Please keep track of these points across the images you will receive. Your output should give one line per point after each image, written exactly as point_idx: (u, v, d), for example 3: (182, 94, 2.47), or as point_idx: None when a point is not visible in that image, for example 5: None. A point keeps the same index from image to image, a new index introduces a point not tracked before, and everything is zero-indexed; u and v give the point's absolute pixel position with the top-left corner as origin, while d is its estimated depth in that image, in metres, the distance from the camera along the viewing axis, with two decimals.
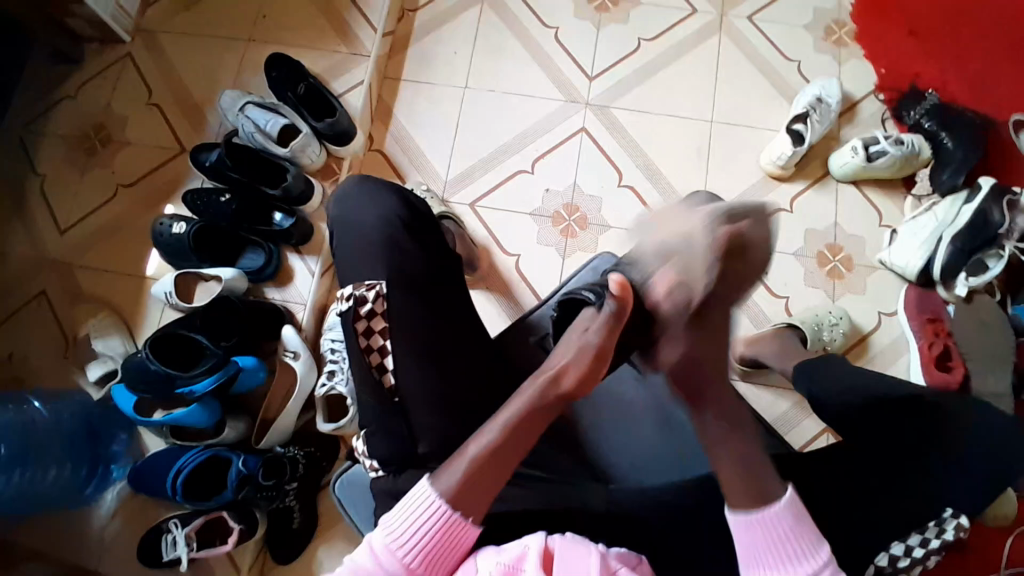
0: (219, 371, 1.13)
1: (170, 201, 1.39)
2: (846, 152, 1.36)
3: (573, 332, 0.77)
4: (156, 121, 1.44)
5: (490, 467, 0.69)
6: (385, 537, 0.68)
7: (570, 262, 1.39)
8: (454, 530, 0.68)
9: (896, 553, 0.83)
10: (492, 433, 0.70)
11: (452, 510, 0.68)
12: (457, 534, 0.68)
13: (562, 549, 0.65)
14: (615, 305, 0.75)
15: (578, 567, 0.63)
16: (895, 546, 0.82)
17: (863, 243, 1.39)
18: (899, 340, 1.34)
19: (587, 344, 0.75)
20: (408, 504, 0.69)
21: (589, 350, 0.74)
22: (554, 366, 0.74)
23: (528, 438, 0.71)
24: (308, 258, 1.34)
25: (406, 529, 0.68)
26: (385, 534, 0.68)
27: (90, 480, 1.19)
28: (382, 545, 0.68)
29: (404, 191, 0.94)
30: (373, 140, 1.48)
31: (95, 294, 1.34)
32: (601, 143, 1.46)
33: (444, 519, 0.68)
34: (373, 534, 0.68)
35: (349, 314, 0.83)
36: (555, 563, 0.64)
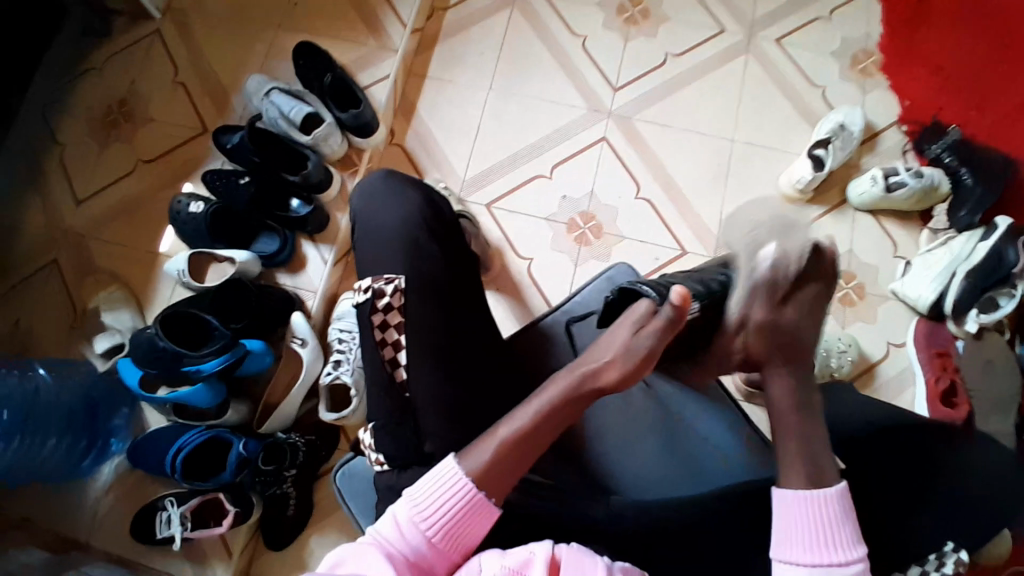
0: (227, 353, 1.13)
1: (189, 179, 1.39)
2: (866, 182, 1.37)
3: (624, 328, 0.74)
4: (180, 100, 1.45)
5: (521, 448, 0.71)
6: (410, 508, 0.69)
7: (582, 270, 1.39)
8: (475, 510, 0.69)
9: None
10: (524, 416, 0.71)
11: (476, 488, 0.69)
12: (478, 513, 0.69)
13: (568, 559, 0.66)
14: (673, 313, 0.71)
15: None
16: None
17: (875, 273, 1.39)
18: (906, 372, 1.34)
19: (636, 346, 0.72)
20: (434, 479, 0.70)
21: (637, 353, 0.72)
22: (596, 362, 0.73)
23: (559, 423, 0.72)
24: (322, 247, 1.35)
25: (431, 504, 0.69)
26: (410, 506, 0.69)
27: (88, 453, 1.19)
28: (408, 518, 0.69)
29: (427, 189, 0.95)
30: (394, 135, 1.48)
31: (108, 268, 1.34)
32: (621, 154, 1.46)
33: (468, 497, 0.69)
34: (398, 505, 0.70)
35: (367, 306, 0.85)
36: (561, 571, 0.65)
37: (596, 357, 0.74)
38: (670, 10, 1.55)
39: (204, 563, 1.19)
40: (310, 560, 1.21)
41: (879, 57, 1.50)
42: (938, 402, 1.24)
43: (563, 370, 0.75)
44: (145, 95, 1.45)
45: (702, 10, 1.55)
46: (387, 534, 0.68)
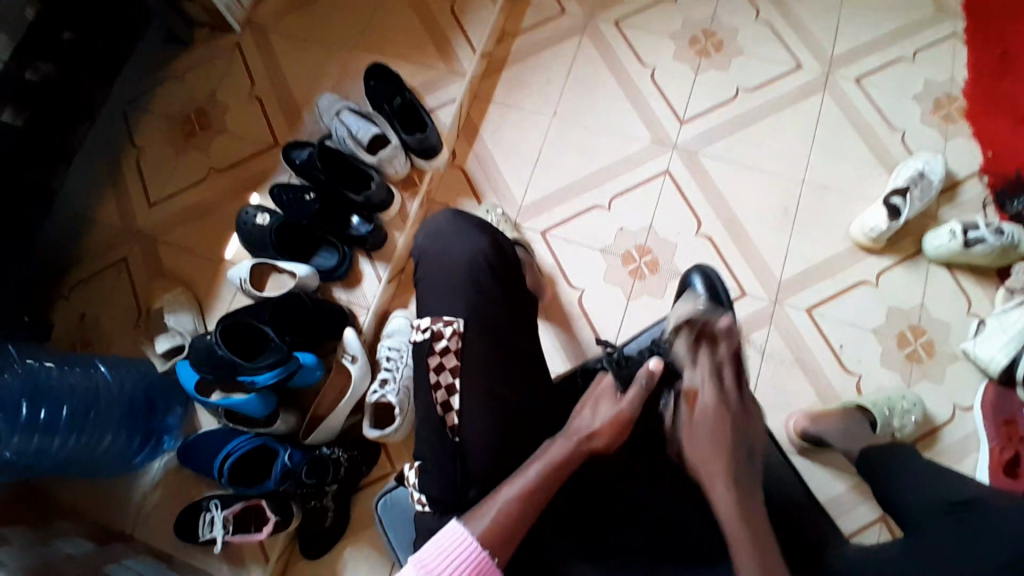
0: (281, 366, 1.15)
1: (257, 190, 1.44)
2: (943, 233, 1.29)
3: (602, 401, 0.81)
4: (254, 113, 1.50)
5: (529, 502, 0.74)
6: (415, 568, 0.70)
7: (634, 305, 1.37)
8: (480, 568, 0.71)
9: None
10: (533, 470, 0.76)
11: (481, 547, 0.71)
12: (483, 571, 0.71)
13: None
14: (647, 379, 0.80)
15: None
16: None
17: (947, 330, 1.31)
18: (970, 438, 1.25)
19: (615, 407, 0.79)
20: (441, 537, 0.72)
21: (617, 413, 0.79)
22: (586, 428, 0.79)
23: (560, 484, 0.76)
24: (378, 264, 1.37)
25: (439, 562, 0.71)
26: (416, 565, 0.70)
27: (142, 450, 1.24)
28: (413, 575, 0.70)
29: (490, 228, 0.95)
30: (456, 157, 1.50)
31: (174, 271, 1.40)
32: (683, 190, 1.43)
33: (473, 554, 0.71)
34: (404, 566, 0.71)
35: (424, 347, 0.85)
36: None
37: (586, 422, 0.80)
38: (745, 43, 1.51)
39: (240, 565, 1.21)
40: (343, 572, 1.23)
41: (962, 104, 1.43)
42: (1001, 472, 1.19)
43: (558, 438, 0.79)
44: (222, 107, 1.51)
45: (778, 45, 1.51)
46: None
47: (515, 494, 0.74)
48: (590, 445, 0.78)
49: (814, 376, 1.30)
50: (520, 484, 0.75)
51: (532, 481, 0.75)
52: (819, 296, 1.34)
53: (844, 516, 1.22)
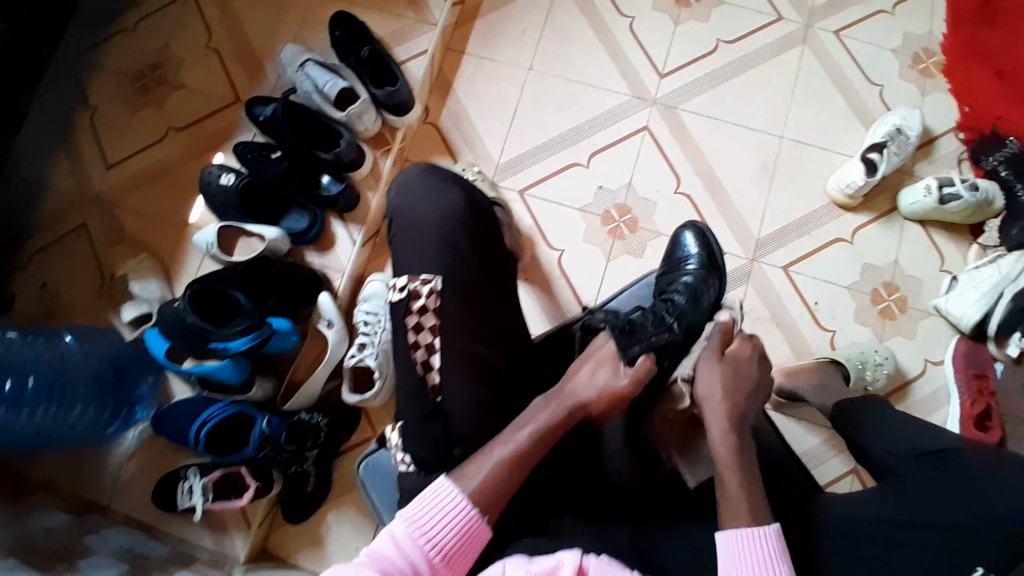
0: (254, 333, 1.12)
1: (221, 149, 1.37)
2: (919, 190, 1.30)
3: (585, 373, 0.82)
4: (214, 67, 1.41)
5: (516, 464, 0.74)
6: (406, 526, 0.71)
7: (613, 265, 1.36)
8: (471, 526, 0.72)
9: None
10: (522, 432, 0.76)
11: (471, 506, 0.72)
12: (474, 529, 0.72)
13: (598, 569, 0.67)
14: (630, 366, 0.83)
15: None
16: None
17: (919, 286, 1.33)
18: (940, 391, 1.29)
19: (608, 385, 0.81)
20: (432, 496, 0.73)
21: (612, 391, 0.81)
22: (579, 396, 0.79)
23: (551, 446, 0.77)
24: (351, 226, 1.32)
25: (430, 521, 0.71)
26: (407, 523, 0.71)
27: (114, 421, 1.20)
28: (404, 534, 0.70)
29: (468, 188, 0.92)
30: (429, 113, 1.44)
31: (137, 236, 1.34)
32: (663, 147, 1.41)
33: (463, 512, 0.72)
34: (394, 524, 0.71)
35: (401, 307, 0.83)
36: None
37: (578, 392, 0.80)
38: None
39: (223, 533, 1.21)
40: (328, 534, 1.24)
41: (941, 58, 1.42)
42: (972, 425, 1.20)
43: (547, 399, 0.80)
44: (178, 60, 1.42)
45: None
46: (385, 551, 0.69)
47: (504, 455, 0.74)
48: (584, 411, 0.80)
49: (790, 333, 1.32)
50: (510, 446, 0.75)
51: (524, 445, 0.75)
52: (795, 254, 1.35)
53: (817, 467, 1.26)
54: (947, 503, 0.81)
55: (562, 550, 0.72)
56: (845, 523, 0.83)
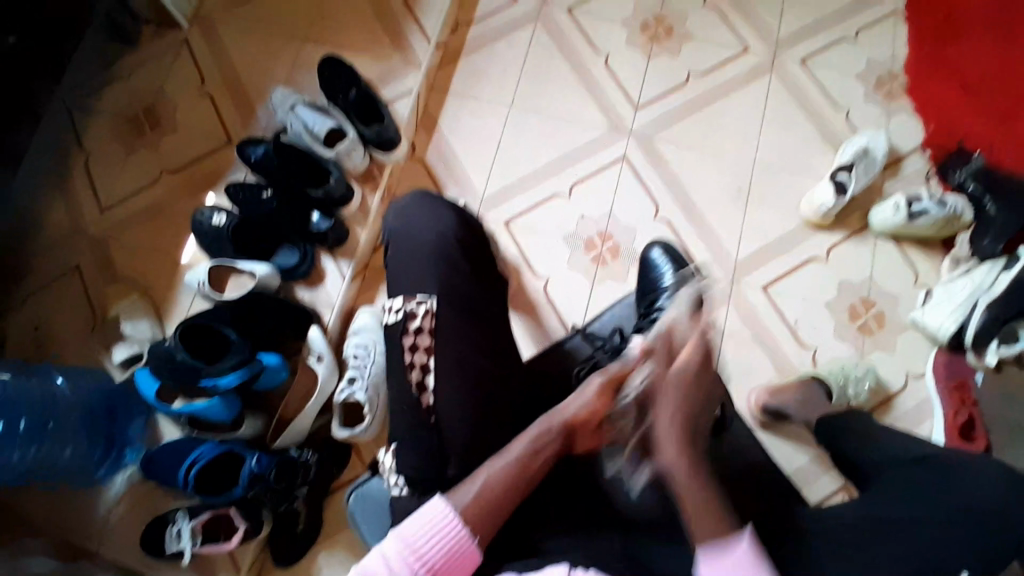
0: (244, 368, 1.14)
1: (211, 189, 1.40)
2: (888, 208, 1.35)
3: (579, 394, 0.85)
4: (205, 111, 1.46)
5: (510, 479, 0.78)
6: (398, 545, 0.73)
7: (598, 290, 1.39)
8: (458, 546, 0.74)
9: None
10: (516, 448, 0.80)
11: (463, 523, 0.75)
12: (462, 549, 0.74)
13: None
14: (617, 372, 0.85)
15: None
16: None
17: (896, 302, 1.37)
18: (924, 404, 1.31)
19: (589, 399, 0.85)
20: (423, 516, 0.75)
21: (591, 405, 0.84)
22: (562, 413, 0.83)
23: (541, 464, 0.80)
24: (341, 260, 1.35)
25: (420, 540, 0.73)
26: (400, 543, 0.73)
27: (104, 461, 1.21)
28: (395, 554, 0.72)
29: (462, 211, 0.96)
30: (415, 149, 1.48)
31: (130, 274, 1.35)
32: (642, 174, 1.46)
33: (452, 531, 0.74)
34: (386, 544, 0.73)
35: (398, 327, 0.85)
36: None
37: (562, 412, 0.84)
38: (695, 28, 1.54)
39: (215, 574, 1.19)
40: (320, 575, 1.22)
41: (904, 82, 1.49)
42: (957, 435, 1.23)
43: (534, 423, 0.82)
44: (171, 105, 1.46)
45: (728, 30, 1.54)
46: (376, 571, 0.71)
47: (498, 471, 0.78)
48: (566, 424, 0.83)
49: (772, 349, 1.35)
50: (502, 461, 0.79)
51: (516, 460, 0.79)
52: (775, 273, 1.39)
53: (808, 485, 1.27)
54: (931, 507, 0.83)
55: (552, 565, 0.75)
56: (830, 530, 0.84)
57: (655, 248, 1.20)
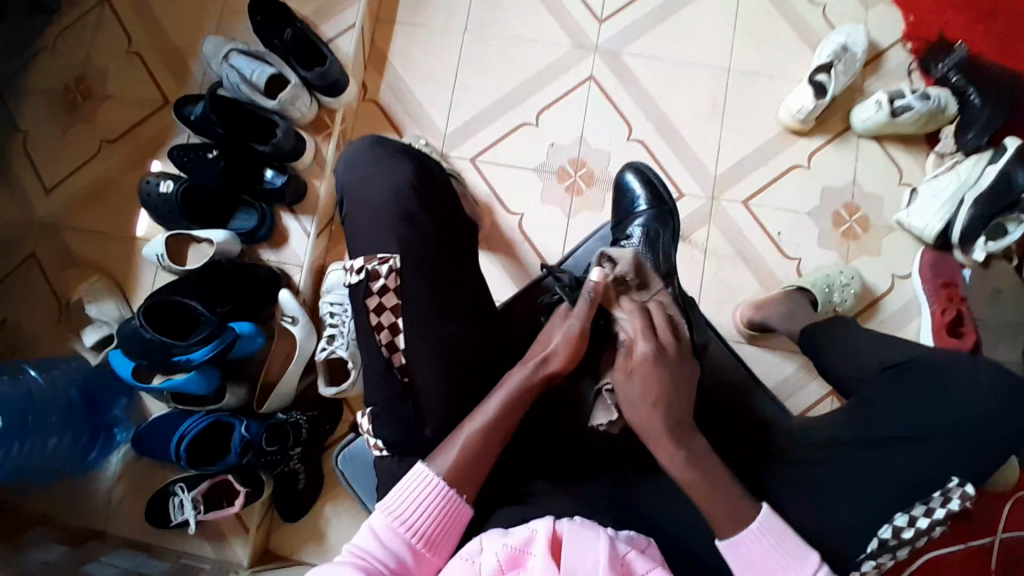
0: (216, 340, 1.10)
1: (157, 156, 1.32)
2: (869, 106, 1.29)
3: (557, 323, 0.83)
4: (138, 73, 1.35)
5: (493, 434, 0.77)
6: (386, 517, 0.74)
7: (575, 222, 1.34)
8: (449, 507, 0.75)
9: (899, 524, 0.79)
10: (493, 402, 0.78)
11: (449, 487, 0.75)
12: (453, 509, 0.75)
13: (570, 533, 0.69)
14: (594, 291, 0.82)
15: (587, 547, 0.68)
16: (897, 518, 0.79)
17: (880, 203, 1.32)
18: (910, 304, 1.29)
19: (571, 329, 0.81)
20: (407, 484, 0.76)
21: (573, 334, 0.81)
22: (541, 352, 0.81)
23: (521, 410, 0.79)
24: (302, 218, 1.30)
25: (406, 508, 0.74)
26: (386, 515, 0.74)
27: (93, 445, 1.20)
28: (383, 526, 0.73)
29: (419, 159, 0.90)
30: (367, 89, 1.40)
31: (87, 259, 1.30)
32: (611, 93, 1.38)
33: (439, 494, 0.75)
34: (373, 518, 0.74)
35: (361, 289, 0.82)
36: (564, 545, 0.68)
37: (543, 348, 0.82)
38: None
39: (222, 542, 1.21)
40: (327, 526, 1.25)
41: None
42: (945, 333, 1.22)
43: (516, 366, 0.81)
44: (102, 69, 1.36)
45: None
46: (367, 545, 0.72)
47: (477, 428, 0.77)
48: (547, 368, 0.80)
49: (756, 266, 1.32)
50: (482, 419, 0.78)
51: (496, 414, 0.78)
52: (754, 187, 1.34)
53: (794, 395, 1.27)
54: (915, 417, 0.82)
55: (538, 519, 0.74)
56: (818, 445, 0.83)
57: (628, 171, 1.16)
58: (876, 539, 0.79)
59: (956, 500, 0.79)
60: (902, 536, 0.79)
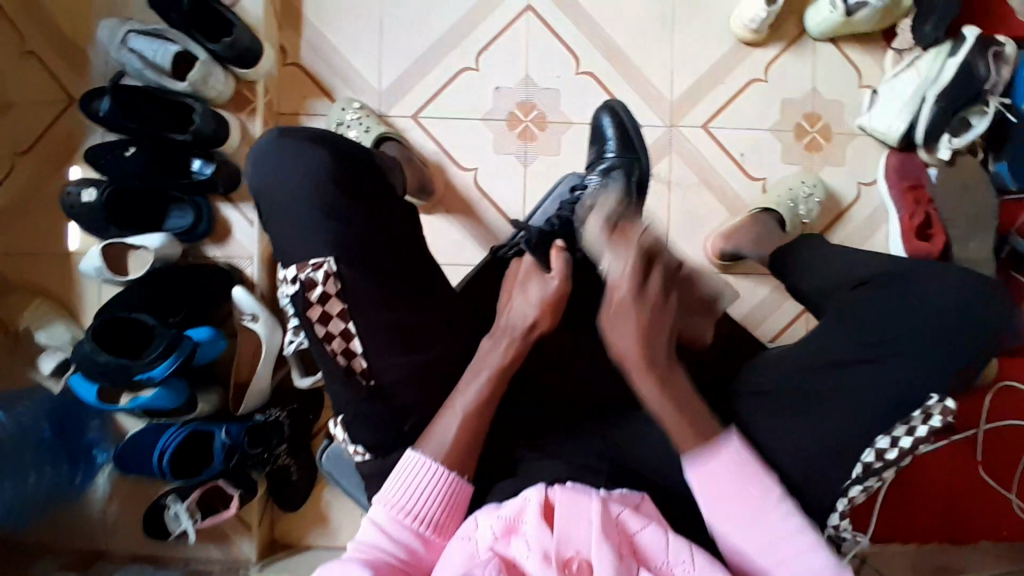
0: (176, 352, 1.05)
1: (76, 162, 1.22)
2: (824, 7, 1.20)
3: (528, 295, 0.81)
4: (35, 71, 1.22)
5: (477, 424, 0.75)
6: (387, 508, 0.72)
7: (532, 170, 1.27)
8: (454, 490, 0.73)
9: (881, 446, 0.75)
10: (475, 385, 0.76)
11: (450, 471, 0.73)
12: (457, 493, 0.73)
13: (562, 500, 0.67)
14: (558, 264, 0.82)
15: (580, 514, 0.66)
16: (879, 440, 0.75)
17: (841, 109, 1.28)
18: (877, 211, 1.28)
19: (551, 292, 0.81)
20: (404, 471, 0.73)
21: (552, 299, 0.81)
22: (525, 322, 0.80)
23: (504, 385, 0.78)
24: (242, 206, 1.22)
25: (408, 498, 0.72)
26: (388, 506, 0.72)
27: (76, 471, 1.17)
28: (386, 517, 0.71)
29: (328, 138, 0.81)
30: (286, 54, 1.28)
31: (29, 282, 1.22)
32: (552, 24, 1.28)
33: (442, 480, 0.73)
34: (375, 510, 0.72)
35: (299, 300, 0.75)
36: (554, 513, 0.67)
37: (522, 317, 0.81)
38: None
39: (226, 543, 1.21)
40: (328, 510, 1.25)
41: None
42: (914, 236, 1.21)
43: (498, 335, 0.80)
44: None
45: None
46: (372, 539, 0.70)
47: (459, 422, 0.75)
48: (533, 333, 0.81)
49: (722, 191, 1.28)
50: (461, 408, 0.75)
51: (474, 400, 0.76)
52: (712, 108, 1.28)
53: (770, 318, 1.27)
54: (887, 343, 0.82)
55: (529, 487, 0.72)
56: (795, 364, 0.81)
57: (604, 115, 1.13)
58: (860, 465, 0.75)
59: (936, 416, 0.76)
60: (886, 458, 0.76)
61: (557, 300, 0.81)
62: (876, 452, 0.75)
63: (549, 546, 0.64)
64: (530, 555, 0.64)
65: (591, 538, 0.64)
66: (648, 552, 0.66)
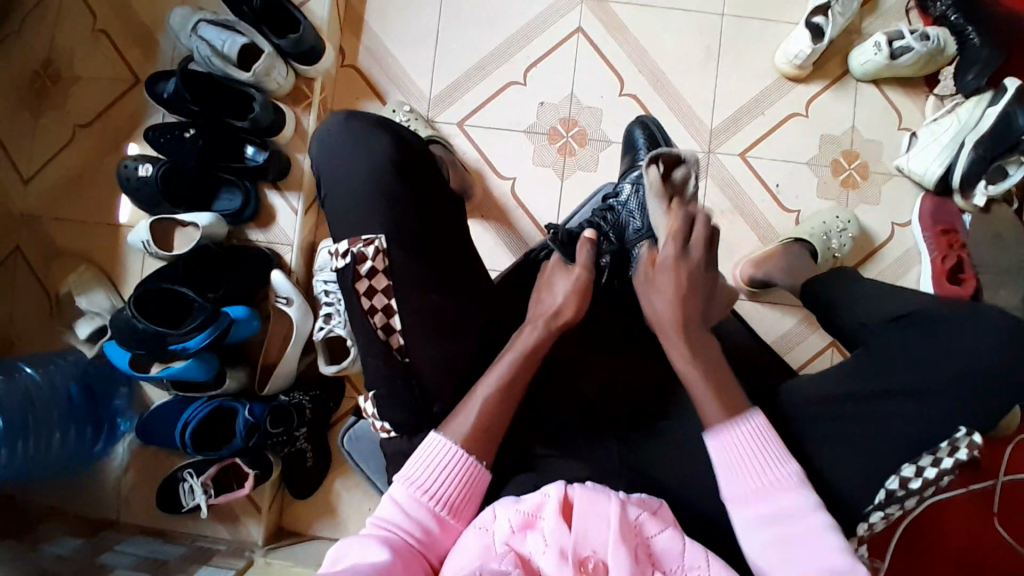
0: (211, 326, 1.08)
1: (133, 139, 1.27)
2: (868, 48, 1.24)
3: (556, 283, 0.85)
4: (105, 52, 1.29)
5: (497, 411, 0.76)
6: (406, 486, 0.73)
7: (569, 183, 1.30)
8: (472, 474, 0.74)
9: (906, 474, 0.75)
10: (503, 371, 0.78)
11: (468, 455, 0.74)
12: (475, 477, 0.74)
13: (582, 500, 0.67)
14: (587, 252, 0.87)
15: (599, 516, 0.66)
16: (904, 466, 0.76)
17: (879, 149, 1.29)
18: (910, 252, 1.28)
19: (580, 283, 0.84)
20: (427, 452, 0.75)
21: (581, 288, 0.84)
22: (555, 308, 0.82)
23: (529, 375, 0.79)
24: (288, 194, 1.27)
25: (429, 477, 0.73)
26: (408, 484, 0.73)
27: (99, 437, 1.20)
28: (405, 495, 0.72)
29: (392, 127, 0.85)
30: (344, 55, 1.34)
31: (75, 250, 1.27)
32: (600, 47, 1.32)
33: (461, 463, 0.74)
34: (394, 487, 0.73)
35: (348, 273, 0.78)
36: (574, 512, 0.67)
37: (552, 305, 0.83)
38: None
39: (236, 522, 1.22)
40: (339, 501, 1.25)
41: None
42: (945, 280, 1.21)
43: (531, 327, 0.81)
44: (66, 50, 1.29)
45: None
46: (390, 515, 0.71)
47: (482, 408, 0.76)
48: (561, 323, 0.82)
49: (755, 219, 1.29)
50: (486, 394, 0.77)
51: (501, 386, 0.77)
52: (751, 137, 1.30)
53: (795, 349, 1.27)
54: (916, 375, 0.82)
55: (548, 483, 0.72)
56: (822, 386, 0.81)
57: (637, 129, 1.16)
58: (884, 490, 0.75)
59: (963, 449, 0.76)
60: (910, 486, 0.75)
61: (584, 292, 0.84)
62: (900, 479, 0.75)
63: (566, 544, 0.64)
64: (546, 550, 0.64)
65: (608, 539, 0.64)
66: (661, 555, 0.67)
